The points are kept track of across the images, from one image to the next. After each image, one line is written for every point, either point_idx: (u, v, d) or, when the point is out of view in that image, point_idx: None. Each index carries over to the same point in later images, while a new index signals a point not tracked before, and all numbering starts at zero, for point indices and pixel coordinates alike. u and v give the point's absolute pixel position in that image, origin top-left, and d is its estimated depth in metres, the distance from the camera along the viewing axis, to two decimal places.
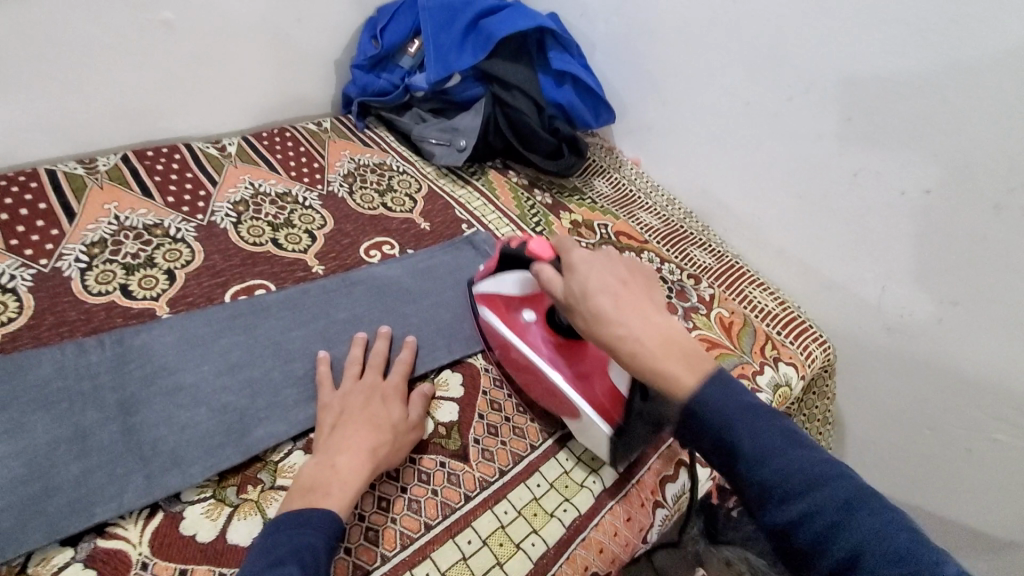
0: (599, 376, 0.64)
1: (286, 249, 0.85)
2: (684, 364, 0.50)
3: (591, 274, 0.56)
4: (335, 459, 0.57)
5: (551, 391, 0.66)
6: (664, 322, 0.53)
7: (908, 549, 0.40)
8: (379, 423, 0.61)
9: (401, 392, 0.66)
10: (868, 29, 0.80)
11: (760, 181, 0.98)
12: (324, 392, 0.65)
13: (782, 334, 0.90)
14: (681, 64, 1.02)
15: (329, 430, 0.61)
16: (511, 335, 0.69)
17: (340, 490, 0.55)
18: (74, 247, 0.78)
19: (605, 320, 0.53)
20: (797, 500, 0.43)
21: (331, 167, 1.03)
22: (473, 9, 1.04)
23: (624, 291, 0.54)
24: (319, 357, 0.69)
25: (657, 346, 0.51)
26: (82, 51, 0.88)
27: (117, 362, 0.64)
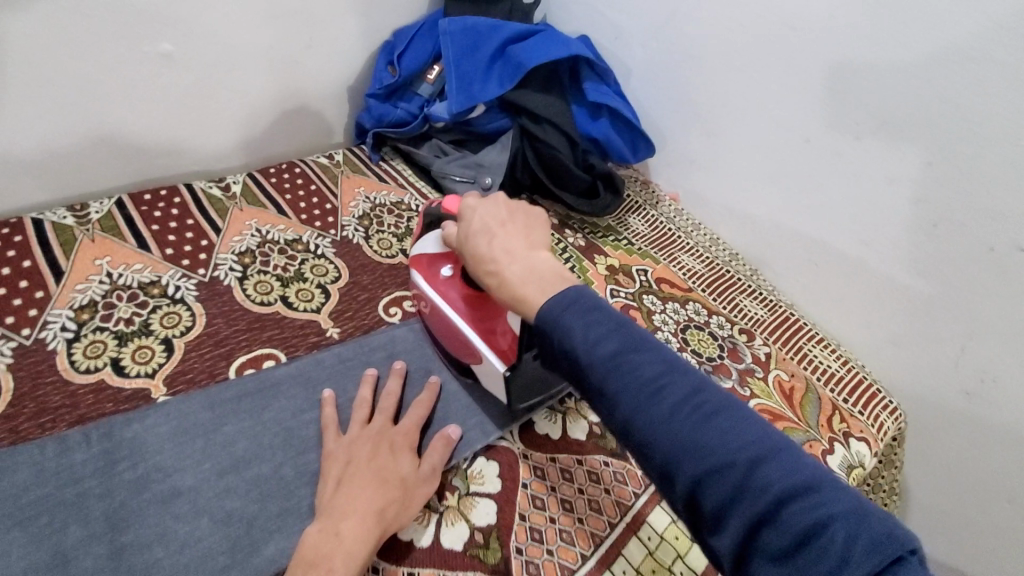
0: (502, 323, 0.64)
1: (297, 308, 0.77)
2: (539, 290, 0.51)
3: (474, 216, 0.60)
4: (340, 525, 0.52)
5: (462, 343, 0.67)
6: (531, 255, 0.54)
7: (719, 435, 0.40)
8: (387, 477, 0.56)
9: (413, 440, 0.61)
10: (954, 65, 0.71)
11: (819, 224, 0.89)
12: (329, 437, 0.60)
13: (848, 401, 0.80)
14: (729, 95, 0.93)
15: (334, 486, 0.56)
16: (429, 290, 0.71)
17: (344, 565, 0.49)
18: (60, 313, 0.70)
19: (479, 258, 0.57)
20: (622, 394, 0.43)
21: (344, 208, 0.94)
22: (500, 34, 0.95)
23: (500, 230, 0.58)
24: (324, 397, 0.64)
25: (517, 275, 0.53)
26: (73, 89, 0.80)
27: (105, 462, 0.56)
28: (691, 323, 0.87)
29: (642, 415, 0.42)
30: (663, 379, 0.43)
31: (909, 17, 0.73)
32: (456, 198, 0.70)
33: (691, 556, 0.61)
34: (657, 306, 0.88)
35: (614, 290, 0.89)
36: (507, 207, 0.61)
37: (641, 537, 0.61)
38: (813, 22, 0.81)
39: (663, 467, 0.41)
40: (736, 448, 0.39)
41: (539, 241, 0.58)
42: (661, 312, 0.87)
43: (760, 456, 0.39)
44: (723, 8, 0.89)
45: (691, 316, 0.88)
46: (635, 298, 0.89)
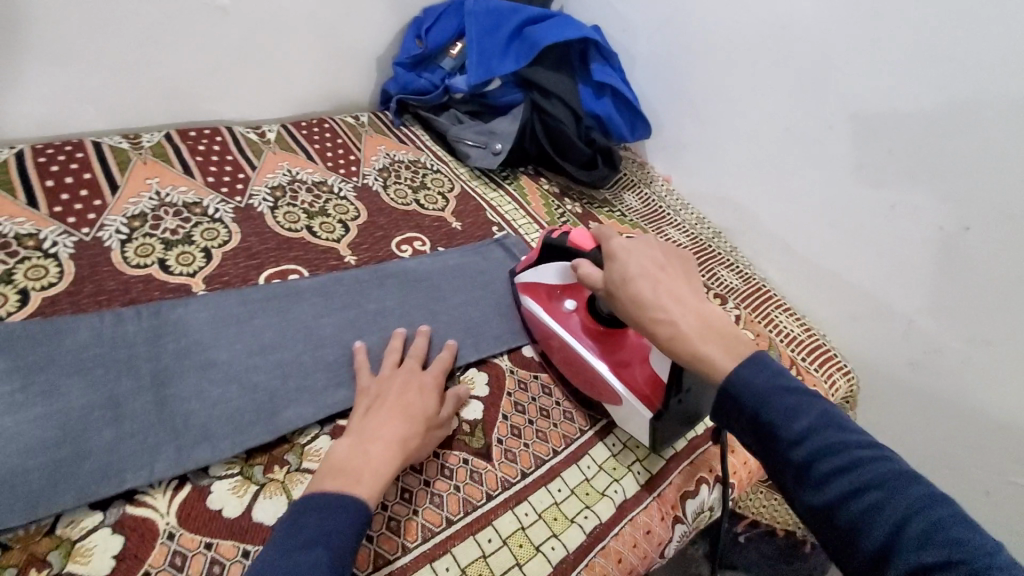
0: (640, 365, 0.67)
1: (320, 237, 0.86)
2: (720, 348, 0.55)
3: (630, 261, 0.62)
4: (367, 446, 0.57)
5: (592, 378, 0.70)
6: (699, 306, 0.58)
7: (945, 530, 0.42)
8: (411, 413, 0.61)
9: (438, 386, 0.66)
10: (914, 63, 0.81)
11: (795, 206, 0.98)
12: (363, 376, 0.66)
13: (806, 360, 0.90)
14: (721, 85, 1.03)
15: (363, 414, 0.61)
16: (554, 324, 0.74)
17: (371, 480, 0.55)
18: (115, 218, 0.79)
19: (644, 305, 0.59)
20: (835, 481, 0.47)
21: (367, 161, 1.04)
22: (520, 16, 1.05)
23: (662, 276, 0.60)
24: (356, 347, 0.70)
25: (694, 330, 0.56)
26: (139, 31, 0.91)
27: (153, 334, 0.65)
28: None
29: (858, 504, 0.45)
30: (877, 472, 0.46)
31: (880, 20, 0.82)
32: (583, 233, 0.71)
33: (648, 460, 0.71)
34: None
35: None
36: (658, 253, 0.63)
37: (606, 443, 0.71)
38: (799, 22, 0.91)
39: (876, 554, 0.44)
40: (965, 539, 0.42)
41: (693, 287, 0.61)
42: None
43: (993, 553, 0.41)
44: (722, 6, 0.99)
45: None
46: None
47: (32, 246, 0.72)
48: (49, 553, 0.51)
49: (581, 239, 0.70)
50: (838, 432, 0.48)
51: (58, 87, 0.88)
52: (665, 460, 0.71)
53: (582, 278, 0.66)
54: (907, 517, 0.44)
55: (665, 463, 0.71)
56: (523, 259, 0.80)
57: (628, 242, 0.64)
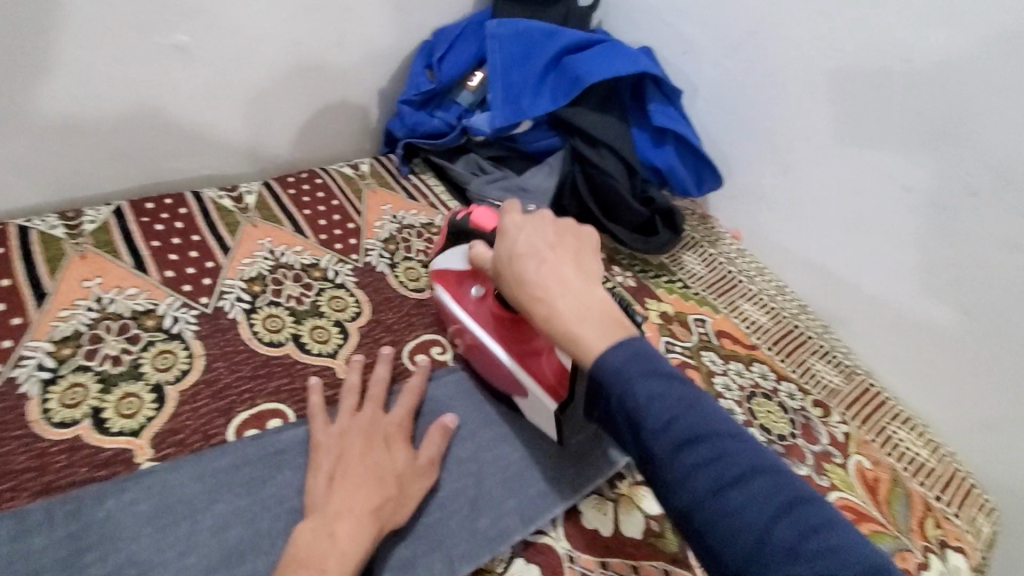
0: (548, 351, 0.59)
1: (311, 352, 0.67)
2: (598, 331, 0.45)
3: (520, 235, 0.52)
4: (335, 526, 0.48)
5: (500, 371, 0.63)
6: (585, 289, 0.48)
7: (811, 542, 0.36)
8: (383, 474, 0.53)
9: (406, 430, 0.59)
10: None
11: (911, 284, 0.77)
12: (318, 428, 0.57)
13: (940, 499, 0.69)
14: (816, 127, 0.81)
15: (326, 482, 0.53)
16: (460, 313, 0.67)
17: (339, 567, 0.46)
18: (38, 346, 0.60)
19: (525, 283, 0.49)
20: (700, 476, 0.39)
21: (369, 229, 0.84)
22: (558, 43, 0.83)
23: (551, 254, 0.50)
24: (311, 385, 0.61)
25: (570, 309, 0.47)
26: (73, 82, 0.70)
27: (71, 549, 0.47)
28: (758, 391, 0.76)
29: (726, 508, 0.38)
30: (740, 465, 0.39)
31: None
32: (488, 213, 0.65)
33: None
34: (717, 366, 0.77)
35: (669, 344, 0.78)
36: (556, 230, 0.53)
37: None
38: (931, 54, 0.69)
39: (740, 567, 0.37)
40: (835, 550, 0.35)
41: (591, 269, 0.51)
42: (722, 374, 0.77)
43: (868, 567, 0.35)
44: (821, 28, 0.76)
45: (757, 381, 0.77)
46: (693, 355, 0.78)
47: None
48: None
49: (483, 218, 0.64)
50: (702, 419, 0.41)
51: None
52: None
53: (474, 258, 0.58)
54: (776, 522, 0.37)
55: None
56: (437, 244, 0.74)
57: (524, 219, 0.54)
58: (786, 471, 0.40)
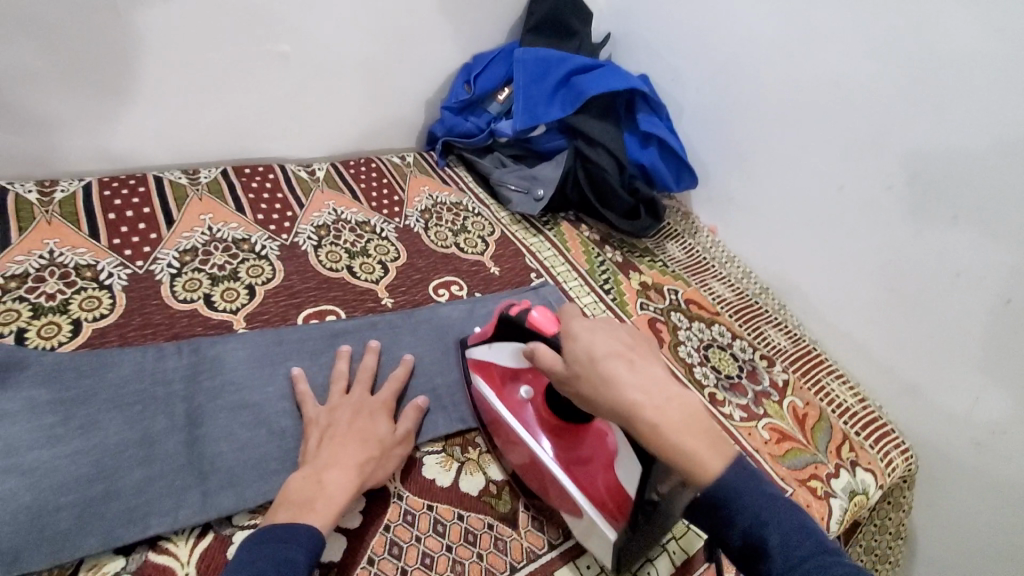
0: (602, 468, 0.61)
1: (359, 278, 0.87)
2: (707, 442, 0.51)
3: (596, 338, 0.55)
4: (323, 474, 0.58)
5: (552, 484, 0.64)
6: (677, 392, 0.53)
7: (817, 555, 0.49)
8: (367, 438, 0.62)
9: (389, 406, 0.67)
10: (970, 128, 0.78)
11: (846, 266, 0.94)
12: (309, 406, 0.65)
13: (860, 434, 0.84)
14: (773, 138, 1.00)
15: (316, 444, 0.61)
16: (508, 414, 0.68)
17: (326, 507, 0.55)
18: (168, 252, 0.82)
19: (623, 396, 0.52)
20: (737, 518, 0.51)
21: (410, 202, 1.06)
22: (567, 65, 1.06)
23: (634, 358, 0.54)
24: (295, 375, 0.68)
25: (675, 422, 0.51)
26: (206, 74, 0.96)
27: (190, 371, 0.67)
28: (714, 343, 0.92)
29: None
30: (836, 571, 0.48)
31: (947, 86, 0.79)
32: (546, 316, 0.62)
33: (684, 540, 0.69)
34: (683, 323, 0.94)
35: (644, 304, 0.96)
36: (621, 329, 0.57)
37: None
38: (855, 82, 0.88)
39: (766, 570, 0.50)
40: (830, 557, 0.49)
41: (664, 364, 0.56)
42: (685, 329, 0.93)
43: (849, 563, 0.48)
44: (776, 61, 0.97)
45: (715, 336, 0.93)
46: (663, 313, 0.95)
47: (89, 276, 0.76)
48: None
49: (540, 321, 0.62)
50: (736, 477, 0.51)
51: (128, 124, 0.94)
52: (703, 541, 0.69)
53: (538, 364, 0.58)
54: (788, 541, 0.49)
55: (702, 545, 0.69)
56: (478, 331, 0.74)
57: (589, 322, 0.58)
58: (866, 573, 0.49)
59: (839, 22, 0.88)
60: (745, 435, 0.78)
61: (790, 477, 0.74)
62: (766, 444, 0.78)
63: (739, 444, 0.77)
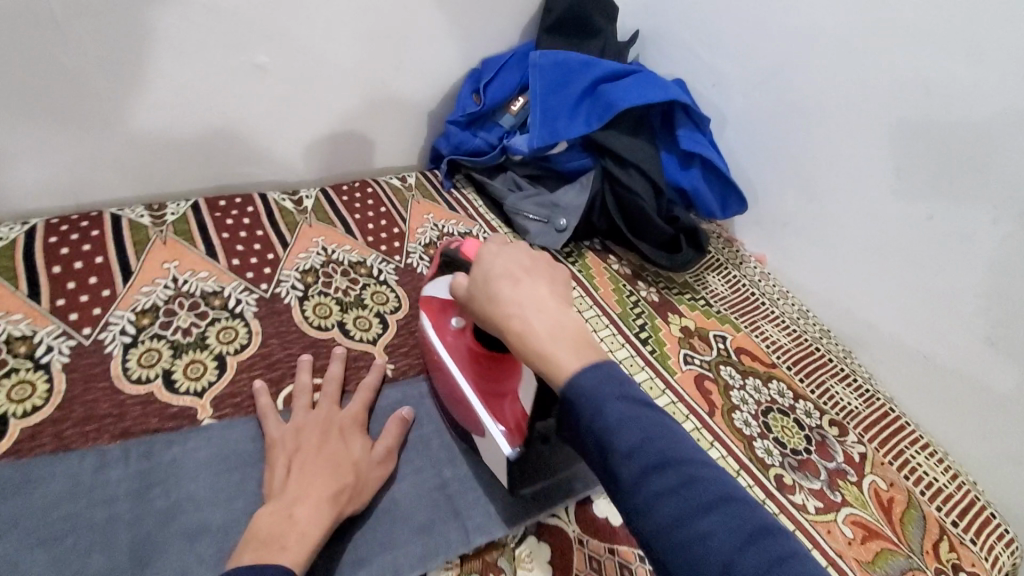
0: (512, 398, 0.59)
1: (353, 337, 0.74)
2: (574, 353, 0.46)
3: (499, 258, 0.53)
4: (293, 508, 0.51)
5: (462, 407, 0.62)
6: (563, 311, 0.48)
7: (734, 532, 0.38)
8: (339, 462, 0.56)
9: (360, 425, 0.62)
10: None
11: (932, 311, 0.79)
12: (272, 428, 0.59)
13: (957, 525, 0.70)
14: (839, 157, 0.85)
15: (284, 473, 0.55)
16: (435, 339, 0.66)
17: (298, 544, 0.49)
18: (122, 315, 0.69)
19: (498, 303, 0.49)
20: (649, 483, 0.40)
21: (411, 234, 0.91)
22: (593, 72, 0.91)
23: (524, 276, 0.50)
24: (257, 389, 0.63)
25: (545, 330, 0.47)
26: (171, 93, 0.81)
27: (140, 485, 0.54)
28: (774, 406, 0.77)
29: (685, 531, 0.38)
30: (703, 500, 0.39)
31: None
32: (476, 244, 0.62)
33: None
34: (735, 381, 0.80)
35: (687, 356, 0.82)
36: (531, 251, 0.54)
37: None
38: (952, 93, 0.72)
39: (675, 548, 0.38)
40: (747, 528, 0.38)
41: (564, 290, 0.51)
42: (739, 388, 0.79)
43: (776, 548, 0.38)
44: (846, 66, 0.81)
45: (774, 397, 0.78)
46: (711, 367, 0.81)
47: (24, 353, 0.62)
48: None
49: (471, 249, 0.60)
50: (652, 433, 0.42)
51: (79, 154, 0.80)
52: None
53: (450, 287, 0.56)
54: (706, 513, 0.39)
55: None
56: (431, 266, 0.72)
57: (500, 249, 0.54)
58: (745, 499, 0.40)
59: (932, 20, 0.72)
60: (824, 534, 0.65)
61: None
62: (851, 546, 0.64)
63: (817, 548, 0.64)
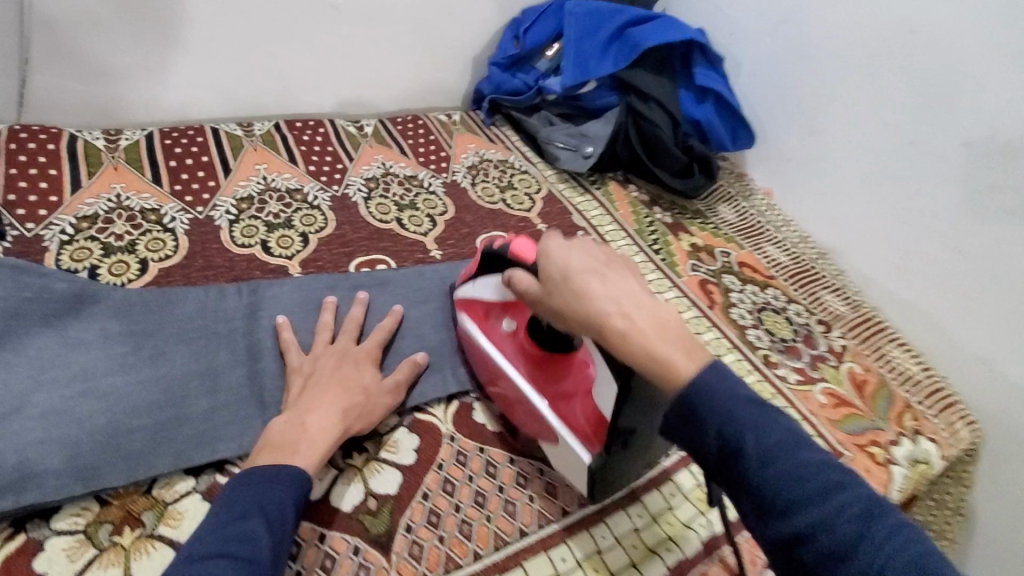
0: (581, 397, 0.60)
1: (409, 230, 0.88)
2: (679, 349, 0.48)
3: (571, 254, 0.54)
4: (305, 418, 0.57)
5: (529, 416, 0.63)
6: (654, 305, 0.51)
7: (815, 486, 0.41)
8: (351, 385, 0.61)
9: (373, 356, 0.65)
10: None
11: (914, 228, 0.89)
12: (294, 355, 0.64)
13: (923, 403, 0.81)
14: (839, 93, 0.95)
15: (299, 391, 0.60)
16: (489, 347, 0.66)
17: (309, 449, 0.55)
18: (226, 200, 0.84)
19: (586, 300, 0.51)
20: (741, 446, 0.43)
21: (456, 158, 1.05)
22: (621, 17, 1.03)
23: (610, 273, 0.52)
24: (279, 323, 0.67)
25: (649, 328, 0.49)
26: (260, 26, 0.96)
27: (250, 311, 0.69)
28: (768, 306, 0.89)
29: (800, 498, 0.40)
30: (819, 484, 0.41)
31: None
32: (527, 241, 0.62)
33: (711, 515, 0.63)
34: (735, 286, 0.91)
35: (694, 265, 0.93)
36: (598, 247, 0.55)
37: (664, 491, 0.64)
38: (935, 30, 0.82)
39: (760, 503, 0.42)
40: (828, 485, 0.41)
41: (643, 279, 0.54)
42: (738, 292, 0.90)
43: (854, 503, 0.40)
44: (847, 10, 0.91)
45: (770, 300, 0.90)
46: (715, 275, 0.92)
47: (154, 220, 0.78)
48: (143, 512, 0.54)
49: (523, 249, 0.60)
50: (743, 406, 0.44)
51: (183, 74, 0.95)
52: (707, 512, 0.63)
53: (513, 284, 0.57)
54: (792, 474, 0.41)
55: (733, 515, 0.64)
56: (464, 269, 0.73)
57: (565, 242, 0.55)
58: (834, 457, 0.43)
59: None
60: (802, 399, 0.77)
61: (849, 442, 0.73)
62: (823, 409, 0.76)
63: (794, 408, 0.76)
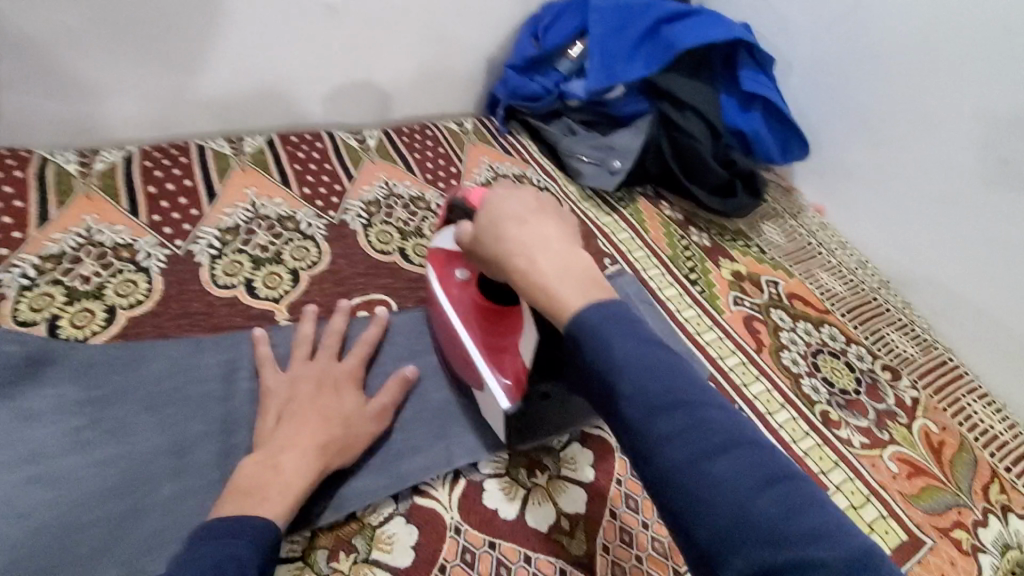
0: (513, 349, 0.58)
1: (413, 262, 0.79)
2: (581, 290, 0.41)
3: (505, 199, 0.48)
4: (279, 458, 0.50)
5: (462, 360, 0.61)
6: (571, 250, 0.44)
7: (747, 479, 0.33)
8: (330, 415, 0.54)
9: (356, 376, 0.60)
10: None
11: (998, 258, 0.77)
12: (268, 374, 0.58)
13: (1009, 471, 0.69)
14: (912, 99, 0.82)
15: (274, 422, 0.54)
16: (438, 289, 0.64)
17: (279, 495, 0.48)
18: (208, 231, 0.75)
19: (500, 241, 0.46)
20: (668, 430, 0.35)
21: (468, 174, 0.95)
22: (653, 14, 0.90)
23: (533, 216, 0.46)
24: (256, 336, 0.62)
25: (552, 269, 0.42)
26: (253, 32, 0.87)
27: (226, 368, 0.61)
28: (824, 348, 0.77)
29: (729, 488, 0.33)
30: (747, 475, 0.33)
31: None
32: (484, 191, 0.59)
33: None
34: (786, 323, 0.80)
35: (737, 298, 0.82)
36: (537, 193, 0.49)
37: None
38: None
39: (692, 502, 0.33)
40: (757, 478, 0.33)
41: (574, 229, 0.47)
42: (789, 330, 0.79)
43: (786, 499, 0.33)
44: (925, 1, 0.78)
45: (826, 340, 0.78)
46: (762, 309, 0.81)
47: (126, 258, 0.69)
48: None
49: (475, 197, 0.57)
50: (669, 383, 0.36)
51: (169, 87, 0.86)
52: None
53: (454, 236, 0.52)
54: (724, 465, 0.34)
55: None
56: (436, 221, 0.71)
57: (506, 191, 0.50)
58: (769, 445, 0.35)
59: None
60: (868, 467, 0.66)
61: (928, 525, 0.62)
62: (895, 480, 0.65)
63: (861, 479, 0.65)
